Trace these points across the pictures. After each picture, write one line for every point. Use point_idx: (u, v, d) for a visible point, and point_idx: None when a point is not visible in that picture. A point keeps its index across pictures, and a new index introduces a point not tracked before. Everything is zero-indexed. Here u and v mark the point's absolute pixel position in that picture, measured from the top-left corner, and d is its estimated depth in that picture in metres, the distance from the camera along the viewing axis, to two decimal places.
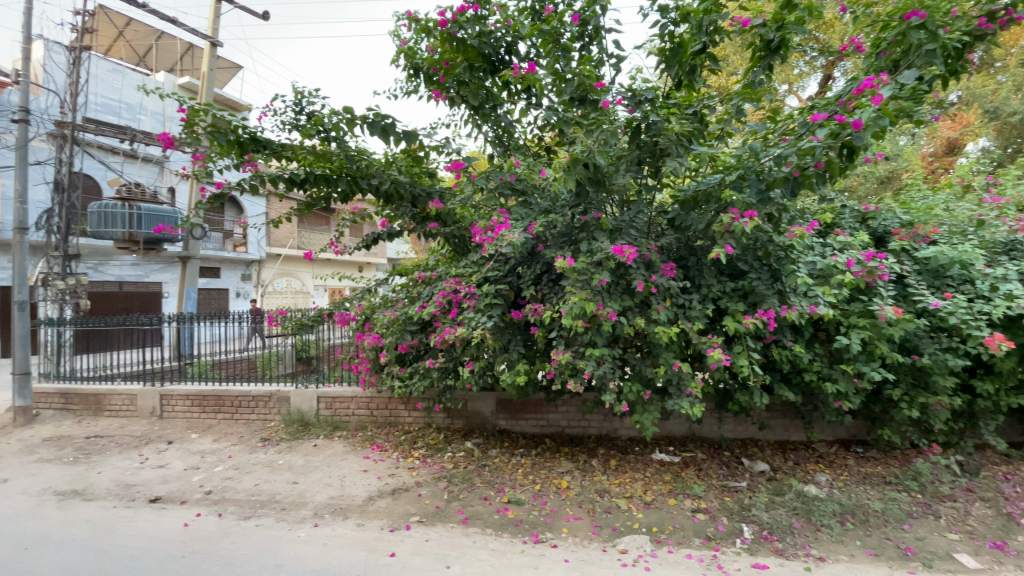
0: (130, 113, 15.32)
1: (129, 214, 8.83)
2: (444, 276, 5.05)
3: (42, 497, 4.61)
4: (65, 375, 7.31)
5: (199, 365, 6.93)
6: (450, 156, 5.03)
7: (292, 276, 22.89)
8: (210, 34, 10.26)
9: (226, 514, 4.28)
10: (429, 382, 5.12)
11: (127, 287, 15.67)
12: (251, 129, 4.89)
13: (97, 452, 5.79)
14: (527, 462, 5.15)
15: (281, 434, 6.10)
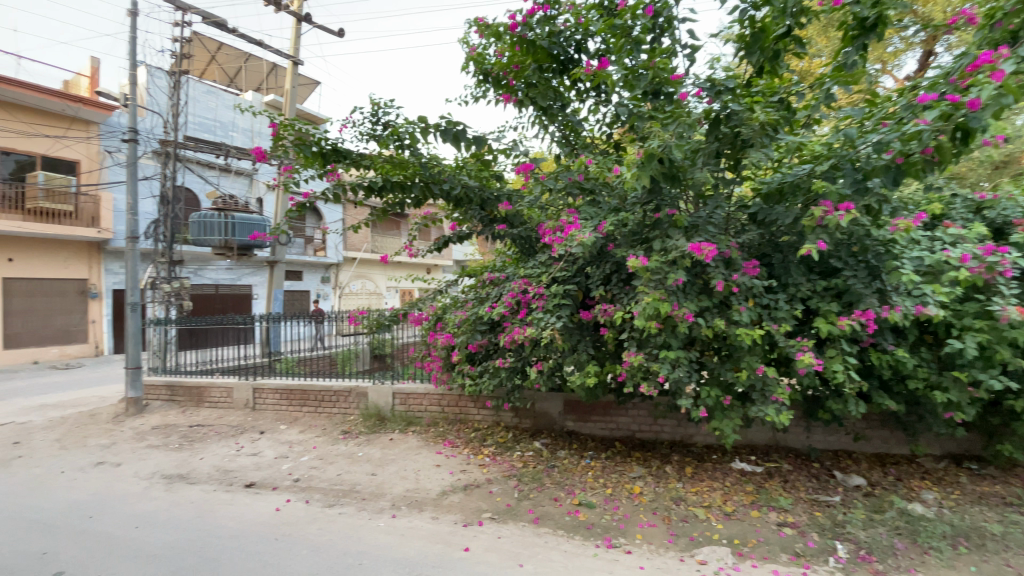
0: (222, 131, 16.78)
1: (224, 222, 9.61)
2: (512, 277, 5.08)
3: (154, 479, 5.14)
4: (171, 369, 8.12)
5: (286, 361, 7.45)
6: (518, 158, 5.08)
7: (367, 278, 24.08)
8: (291, 53, 11.02)
9: (313, 502, 4.56)
10: (499, 381, 5.16)
11: (222, 289, 17.19)
12: (333, 141, 5.18)
13: (199, 439, 6.37)
14: (598, 465, 5.07)
15: (359, 428, 6.42)
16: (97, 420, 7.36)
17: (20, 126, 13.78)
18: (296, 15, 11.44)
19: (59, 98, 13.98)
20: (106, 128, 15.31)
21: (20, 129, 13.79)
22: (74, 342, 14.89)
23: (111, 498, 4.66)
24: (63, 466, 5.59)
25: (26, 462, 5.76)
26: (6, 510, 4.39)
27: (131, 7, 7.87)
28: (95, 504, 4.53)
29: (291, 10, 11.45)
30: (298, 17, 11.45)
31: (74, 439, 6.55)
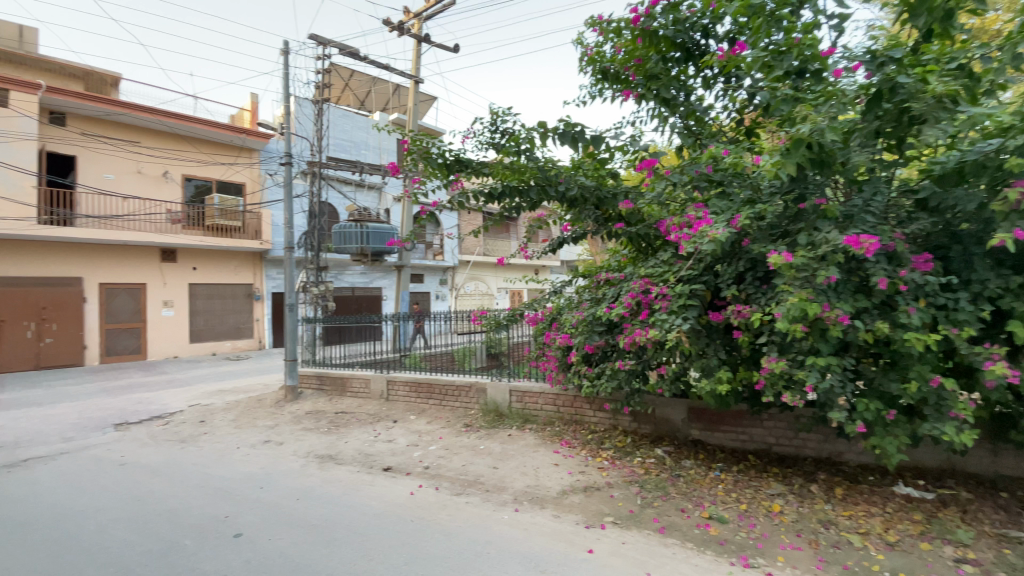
0: (354, 150, 18.66)
1: (360, 232, 10.69)
2: (631, 277, 4.95)
3: (309, 458, 5.85)
4: (318, 361, 9.22)
5: (413, 356, 8.09)
6: (636, 154, 4.90)
7: (480, 279, 25.16)
8: (414, 73, 11.91)
9: (442, 489, 4.86)
10: (618, 384, 4.98)
11: (357, 291, 19.07)
12: (455, 152, 5.48)
13: (343, 425, 7.14)
14: (728, 478, 4.73)
15: (480, 422, 6.70)
16: (264, 404, 8.58)
17: (200, 157, 16.57)
18: (417, 37, 12.38)
19: (227, 131, 16.56)
20: (264, 154, 18.01)
21: (201, 159, 16.58)
22: (243, 337, 17.50)
23: (275, 473, 5.40)
24: (239, 443, 6.61)
25: (212, 437, 6.90)
26: (201, 476, 5.29)
27: (285, 48, 9.11)
28: (264, 477, 5.28)
29: (412, 33, 12.42)
30: (418, 38, 12.36)
31: (246, 420, 7.71)
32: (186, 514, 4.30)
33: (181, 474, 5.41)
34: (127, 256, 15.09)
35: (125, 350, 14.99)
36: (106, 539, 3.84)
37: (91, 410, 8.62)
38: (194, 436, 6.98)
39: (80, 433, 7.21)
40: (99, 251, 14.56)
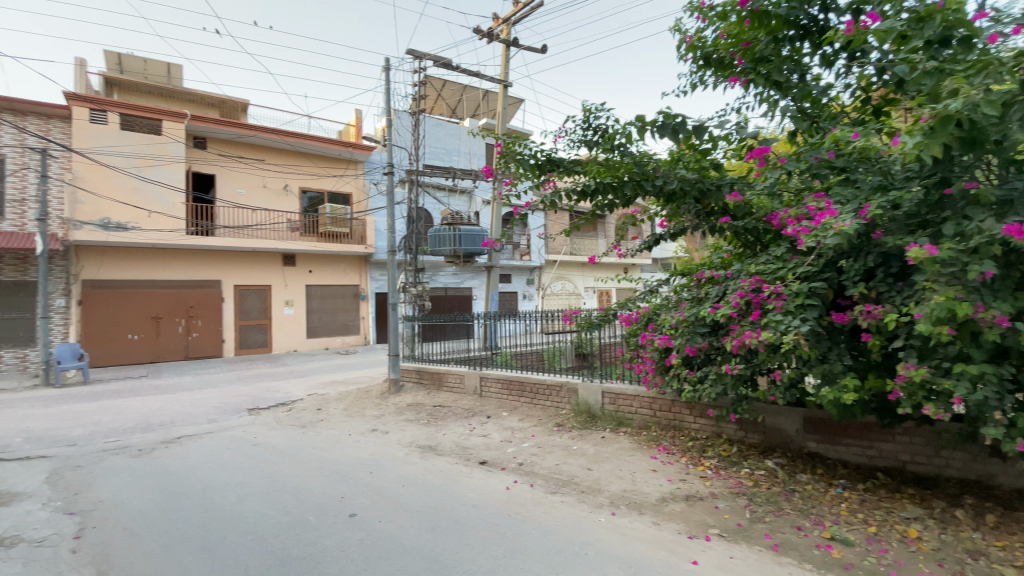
0: (447, 157, 19.49)
1: (453, 234, 11.15)
2: (738, 274, 4.64)
3: (411, 448, 6.21)
4: (417, 357, 9.78)
5: (504, 354, 8.31)
6: (742, 143, 4.61)
7: (567, 279, 25.09)
8: (502, 77, 12.17)
9: (537, 486, 4.90)
10: (723, 389, 4.68)
11: (450, 291, 19.92)
12: (547, 152, 5.41)
13: (441, 417, 7.49)
14: (853, 497, 4.26)
15: (572, 422, 6.67)
16: (370, 395, 9.27)
17: (315, 170, 18.31)
18: (505, 41, 12.64)
19: (337, 146, 18.11)
20: (368, 165, 19.49)
21: (316, 172, 18.33)
22: (351, 333, 19.02)
23: (382, 460, 5.80)
24: (350, 430, 7.19)
25: (327, 424, 7.58)
26: (319, 459, 5.83)
27: (385, 65, 9.74)
28: (372, 463, 5.70)
29: (501, 39, 12.70)
30: (507, 43, 12.61)
31: (356, 409, 8.37)
32: (307, 493, 4.77)
33: (302, 456, 6.00)
34: (254, 261, 17.02)
35: (254, 344, 16.97)
36: (245, 510, 4.36)
37: (229, 396, 9.85)
38: (312, 423, 7.71)
39: (221, 415, 8.28)
40: (232, 257, 16.57)
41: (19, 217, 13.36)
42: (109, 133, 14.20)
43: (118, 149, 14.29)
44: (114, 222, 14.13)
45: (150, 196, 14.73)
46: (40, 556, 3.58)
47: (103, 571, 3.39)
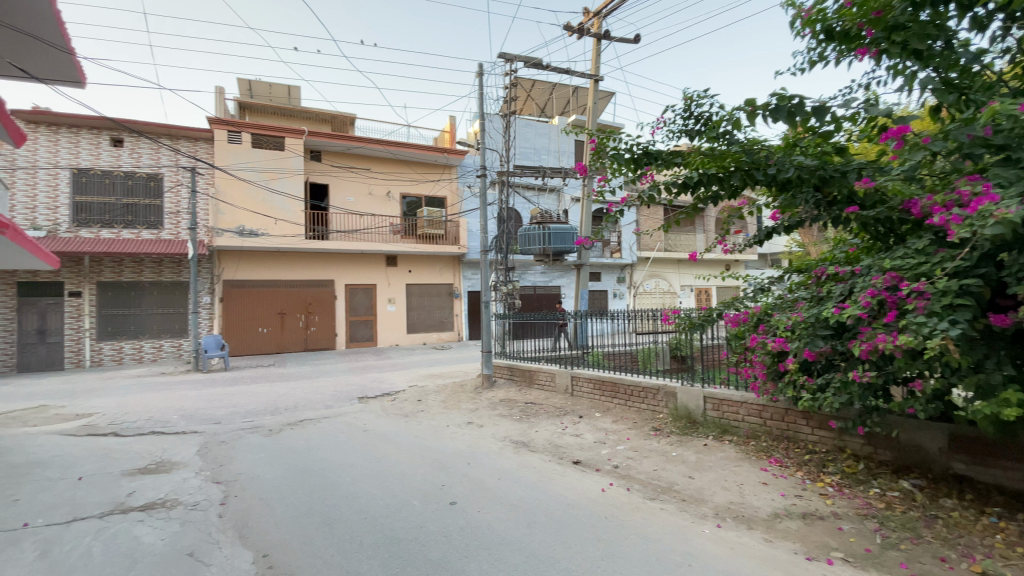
0: (537, 156, 19.68)
1: (543, 233, 11.20)
2: (868, 270, 4.17)
3: (505, 443, 6.34)
4: (509, 353, 10.00)
5: (594, 354, 8.25)
6: (872, 123, 4.11)
7: (662, 276, 24.14)
8: (593, 71, 11.96)
9: (634, 490, 4.76)
10: (849, 399, 4.21)
11: (539, 290, 20.09)
12: (644, 145, 5.14)
13: (533, 415, 7.56)
14: (1013, 529, 3.61)
15: (670, 427, 6.37)
16: (465, 389, 9.61)
17: (413, 176, 19.41)
18: (596, 35, 12.40)
19: (433, 152, 19.03)
20: (461, 168, 20.28)
21: (414, 178, 19.44)
22: (446, 330, 19.90)
23: (479, 452, 5.99)
24: (448, 422, 7.52)
25: (427, 415, 8.00)
26: (420, 448, 6.17)
27: (478, 70, 10.01)
28: (470, 455, 5.90)
29: (592, 33, 12.49)
30: (598, 36, 12.38)
31: (453, 402, 8.74)
32: (410, 479, 5.06)
33: (405, 444, 6.38)
34: (361, 262, 18.43)
35: (361, 338, 18.37)
36: (357, 491, 4.73)
37: (340, 385, 10.78)
38: (414, 413, 8.18)
39: (335, 403, 9.07)
40: (341, 259, 18.07)
41: (175, 227, 15.71)
42: (242, 151, 16.17)
43: (250, 165, 16.23)
44: (247, 230, 16.03)
45: (275, 205, 16.53)
46: (195, 518, 4.16)
47: (243, 535, 3.86)
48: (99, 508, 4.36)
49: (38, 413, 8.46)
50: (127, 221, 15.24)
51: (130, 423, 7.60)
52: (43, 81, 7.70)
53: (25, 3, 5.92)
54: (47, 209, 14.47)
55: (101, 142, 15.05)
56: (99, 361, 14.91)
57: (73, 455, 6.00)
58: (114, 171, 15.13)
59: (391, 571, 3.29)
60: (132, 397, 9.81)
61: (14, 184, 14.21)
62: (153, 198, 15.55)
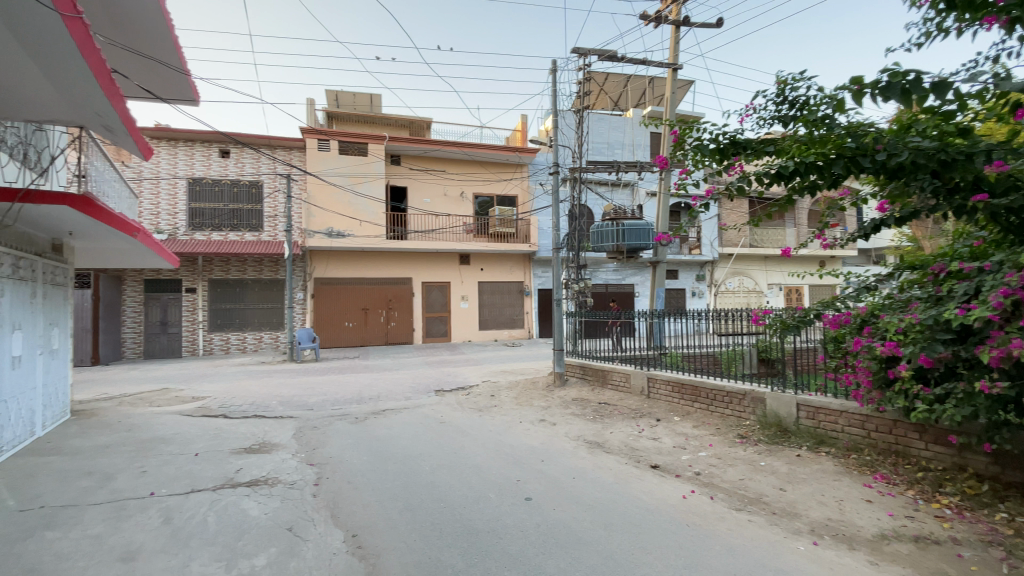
0: (610, 151, 19.31)
1: (616, 229, 10.93)
2: (999, 267, 3.67)
3: (579, 442, 6.28)
4: (581, 352, 9.93)
5: (673, 355, 7.98)
6: (1005, 99, 3.59)
7: (746, 274, 22.74)
8: (671, 60, 11.49)
9: (718, 499, 4.51)
10: (973, 412, 3.72)
11: (611, 288, 19.71)
12: (731, 133, 4.77)
13: (607, 415, 7.43)
14: None
15: (758, 435, 5.98)
16: (538, 386, 9.65)
17: (487, 176, 19.77)
18: (675, 22, 11.89)
19: (505, 151, 19.26)
20: (533, 167, 20.34)
21: (487, 178, 19.80)
22: (517, 327, 20.04)
23: (553, 450, 5.97)
24: (521, 418, 7.58)
25: (500, 410, 8.12)
26: (494, 443, 6.28)
27: (552, 67, 9.96)
28: (544, 452, 5.91)
29: (670, 20, 11.99)
30: (677, 24, 11.89)
31: (525, 399, 8.79)
32: (486, 472, 5.16)
33: (480, 438, 6.52)
34: (436, 261, 19.07)
35: (436, 334, 19.03)
36: (436, 481, 4.90)
37: (419, 378, 11.23)
38: (487, 408, 8.34)
39: (414, 395, 9.47)
40: (418, 257, 18.82)
41: (273, 229, 17.18)
42: (330, 158, 17.34)
43: (337, 171, 17.38)
44: (335, 231, 17.21)
45: (359, 208, 17.58)
46: (293, 495, 4.53)
47: (334, 514, 4.13)
48: (212, 482, 4.87)
49: (162, 395, 9.61)
50: (233, 224, 16.88)
51: (236, 407, 8.43)
52: (164, 101, 8.71)
53: (150, 31, 6.69)
54: (169, 215, 16.40)
55: (211, 154, 16.77)
56: (210, 350, 16.66)
57: (190, 433, 6.75)
58: (222, 179, 16.81)
59: (470, 560, 3.38)
60: (238, 383, 10.87)
61: (144, 193, 16.24)
62: (254, 203, 17.11)
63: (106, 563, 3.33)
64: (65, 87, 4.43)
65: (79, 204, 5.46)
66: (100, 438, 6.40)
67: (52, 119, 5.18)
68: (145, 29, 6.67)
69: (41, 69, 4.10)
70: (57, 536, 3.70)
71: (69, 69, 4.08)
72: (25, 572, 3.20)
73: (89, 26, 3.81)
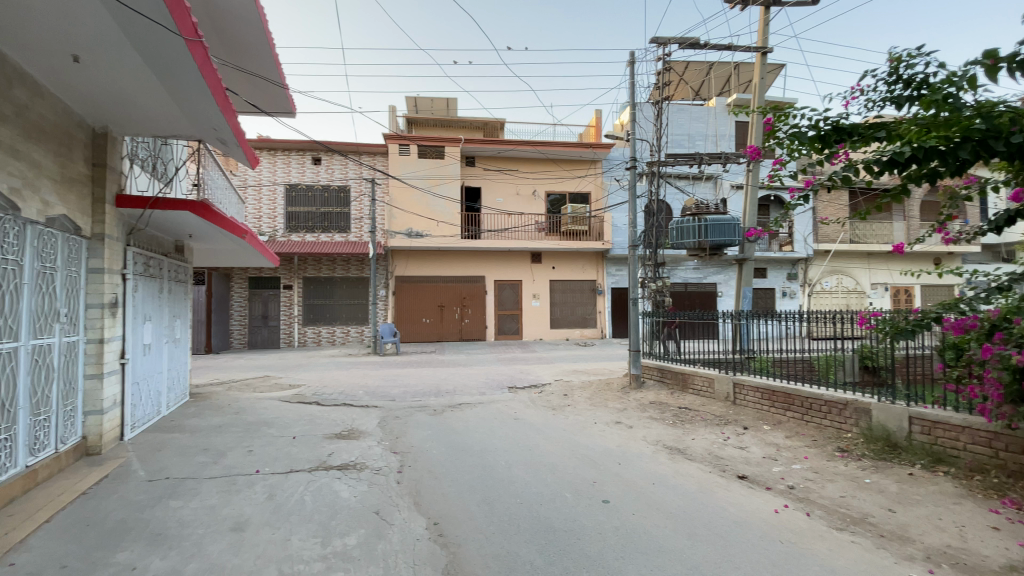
0: (691, 143, 18.47)
1: (698, 225, 10.43)
2: None
3: (658, 447, 6.07)
4: (659, 355, 9.60)
5: (761, 359, 7.53)
6: None
7: (845, 273, 20.72)
8: (760, 43, 10.75)
9: (815, 516, 4.16)
10: None
11: (690, 287, 18.87)
12: (834, 119, 4.38)
13: (688, 421, 7.10)
14: None
15: (862, 449, 5.43)
16: (613, 387, 9.46)
17: (561, 174, 19.68)
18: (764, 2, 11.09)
19: (579, 148, 19.06)
20: (608, 162, 19.93)
21: (561, 175, 19.70)
22: (589, 327, 19.73)
23: (630, 454, 5.83)
24: (596, 419, 7.47)
25: (574, 410, 8.06)
26: (569, 442, 6.24)
27: (630, 59, 9.68)
28: (621, 455, 5.78)
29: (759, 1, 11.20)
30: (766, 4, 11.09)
31: (600, 399, 8.65)
32: (562, 472, 5.13)
33: (554, 436, 6.51)
34: (510, 259, 19.29)
35: (508, 332, 19.26)
36: (512, 476, 4.97)
37: (493, 374, 11.45)
38: (561, 407, 8.30)
39: (488, 390, 9.65)
40: (492, 256, 19.16)
41: (359, 231, 18.28)
42: (410, 162, 18.15)
43: (417, 173, 18.17)
44: (415, 231, 17.97)
45: (436, 209, 18.27)
46: (378, 481, 4.80)
47: (417, 501, 4.32)
48: (307, 464, 5.27)
49: (263, 382, 10.57)
50: (324, 226, 18.19)
51: (327, 395, 9.06)
52: (268, 114, 9.55)
53: (255, 50, 7.34)
54: (269, 218, 17.98)
55: (306, 161, 18.14)
56: (303, 342, 18.06)
57: (288, 418, 7.36)
58: (315, 185, 18.14)
59: (548, 558, 3.37)
60: (327, 373, 11.69)
61: (248, 199, 17.92)
62: (342, 206, 18.32)
63: (220, 532, 3.71)
64: (186, 104, 4.95)
65: (198, 210, 6.10)
66: (213, 419, 7.15)
67: (176, 134, 5.81)
68: (252, 49, 7.34)
69: (168, 87, 4.62)
70: (180, 505, 4.18)
71: (190, 85, 4.53)
72: (155, 535, 3.65)
73: (208, 49, 4.16)
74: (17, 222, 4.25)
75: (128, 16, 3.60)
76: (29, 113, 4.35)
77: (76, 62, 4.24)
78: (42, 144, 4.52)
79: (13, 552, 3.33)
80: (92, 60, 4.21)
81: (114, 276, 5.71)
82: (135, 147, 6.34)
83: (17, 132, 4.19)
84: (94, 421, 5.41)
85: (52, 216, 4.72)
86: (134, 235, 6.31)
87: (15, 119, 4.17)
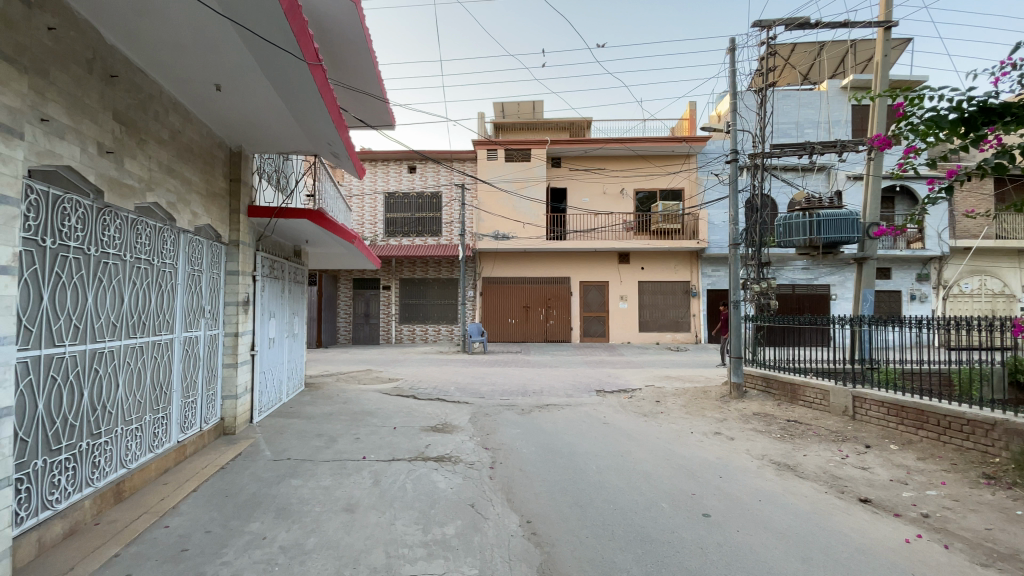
0: (799, 132, 16.97)
1: (809, 221, 9.54)
2: None
3: (763, 462, 5.65)
4: (764, 363, 8.94)
5: (884, 370, 6.75)
6: None
7: (991, 274, 17.84)
8: (884, 17, 9.58)
9: (955, 549, 3.62)
10: None
11: (798, 289, 17.33)
12: (981, 99, 3.77)
13: (798, 435, 6.52)
14: None
15: (1015, 477, 4.63)
16: (710, 395, 8.96)
17: (651, 171, 19.05)
18: None
19: (671, 143, 18.29)
20: (703, 156, 18.94)
21: (651, 172, 19.07)
22: (682, 330, 18.82)
23: (732, 467, 5.48)
24: (692, 428, 7.11)
25: (668, 417, 7.74)
26: (664, 451, 6.00)
27: (731, 45, 9.09)
28: (721, 467, 5.45)
29: None
30: None
31: (696, 408, 8.23)
32: (657, 480, 4.96)
33: (647, 443, 6.31)
34: (597, 261, 19.01)
35: (594, 333, 18.95)
36: (604, 481, 4.88)
37: (581, 376, 11.34)
38: (653, 413, 8.02)
39: (576, 392, 9.60)
40: (579, 257, 19.01)
41: (450, 234, 19.12)
42: (498, 166, 18.69)
43: (504, 177, 18.68)
44: (501, 233, 18.39)
45: (523, 210, 18.59)
46: (472, 475, 4.97)
47: (510, 498, 4.41)
48: (408, 454, 5.60)
49: (366, 375, 11.40)
50: (419, 230, 19.21)
51: (422, 390, 9.54)
52: (371, 128, 10.31)
53: (359, 68, 7.95)
54: (371, 224, 19.31)
55: (402, 170, 19.29)
56: (400, 339, 19.19)
57: (389, 409, 7.87)
58: (411, 192, 19.23)
59: (645, 568, 3.28)
60: (421, 369, 12.32)
61: (353, 207, 19.40)
62: (435, 211, 19.24)
63: (334, 511, 4.06)
64: (306, 122, 5.47)
65: (314, 217, 6.69)
66: (325, 408, 7.84)
67: (297, 150, 6.47)
68: (358, 68, 7.95)
69: (290, 107, 5.12)
70: (299, 484, 4.64)
71: (310, 105, 5.01)
72: (280, 509, 4.08)
73: (326, 71, 4.54)
74: (174, 231, 4.98)
75: (259, 45, 4.02)
76: (181, 137, 5.07)
77: (218, 89, 4.87)
78: (191, 164, 5.24)
79: (169, 516, 3.90)
80: (232, 86, 4.81)
81: (246, 277, 6.47)
82: (262, 163, 7.14)
83: (173, 153, 4.90)
84: (230, 405, 6.17)
85: (200, 225, 5.45)
86: (262, 241, 7.12)
87: (171, 143, 4.88)
